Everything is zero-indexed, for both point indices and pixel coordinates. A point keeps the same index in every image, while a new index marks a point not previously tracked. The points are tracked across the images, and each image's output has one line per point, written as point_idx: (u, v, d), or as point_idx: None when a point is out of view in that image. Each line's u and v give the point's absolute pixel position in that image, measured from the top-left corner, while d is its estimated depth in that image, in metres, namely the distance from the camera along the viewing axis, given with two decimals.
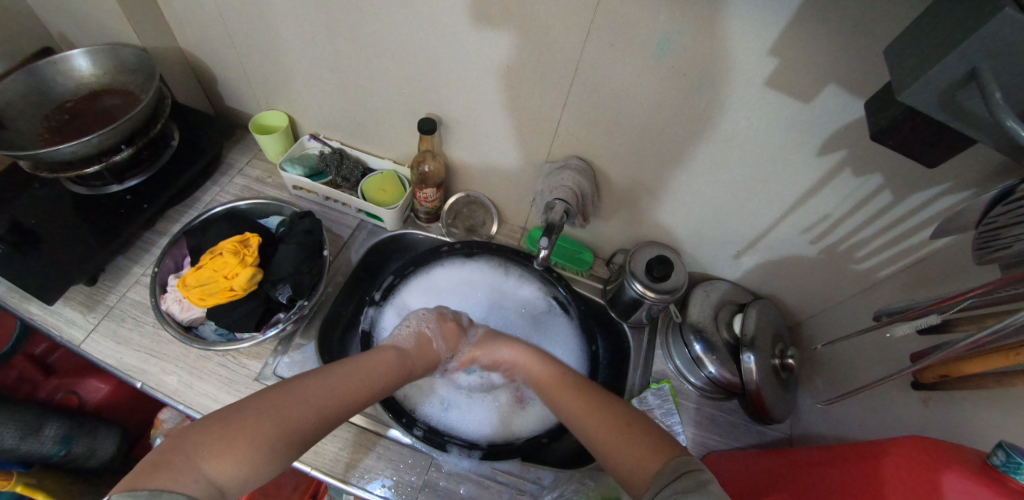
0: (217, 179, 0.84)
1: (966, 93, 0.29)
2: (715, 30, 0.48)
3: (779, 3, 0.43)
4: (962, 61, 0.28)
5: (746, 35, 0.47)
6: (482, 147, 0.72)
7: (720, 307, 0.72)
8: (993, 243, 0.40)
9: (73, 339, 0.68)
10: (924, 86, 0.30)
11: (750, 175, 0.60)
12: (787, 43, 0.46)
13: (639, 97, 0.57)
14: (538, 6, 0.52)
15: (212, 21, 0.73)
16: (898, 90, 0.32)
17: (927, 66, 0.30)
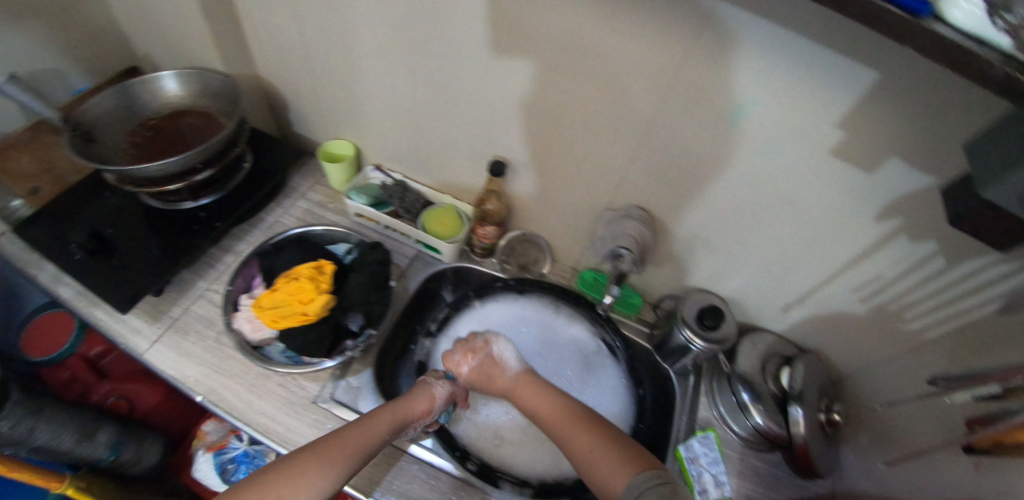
0: (281, 200, 0.87)
1: None
2: (790, 104, 0.51)
3: (852, 85, 0.47)
4: None
5: (817, 109, 0.51)
6: (543, 188, 0.76)
7: (767, 359, 0.74)
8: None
9: (136, 348, 0.69)
10: (1007, 186, 0.34)
11: (807, 233, 0.63)
12: (856, 119, 0.49)
13: (708, 155, 0.60)
14: (620, 69, 0.56)
15: (295, 53, 0.78)
16: (981, 187, 0.36)
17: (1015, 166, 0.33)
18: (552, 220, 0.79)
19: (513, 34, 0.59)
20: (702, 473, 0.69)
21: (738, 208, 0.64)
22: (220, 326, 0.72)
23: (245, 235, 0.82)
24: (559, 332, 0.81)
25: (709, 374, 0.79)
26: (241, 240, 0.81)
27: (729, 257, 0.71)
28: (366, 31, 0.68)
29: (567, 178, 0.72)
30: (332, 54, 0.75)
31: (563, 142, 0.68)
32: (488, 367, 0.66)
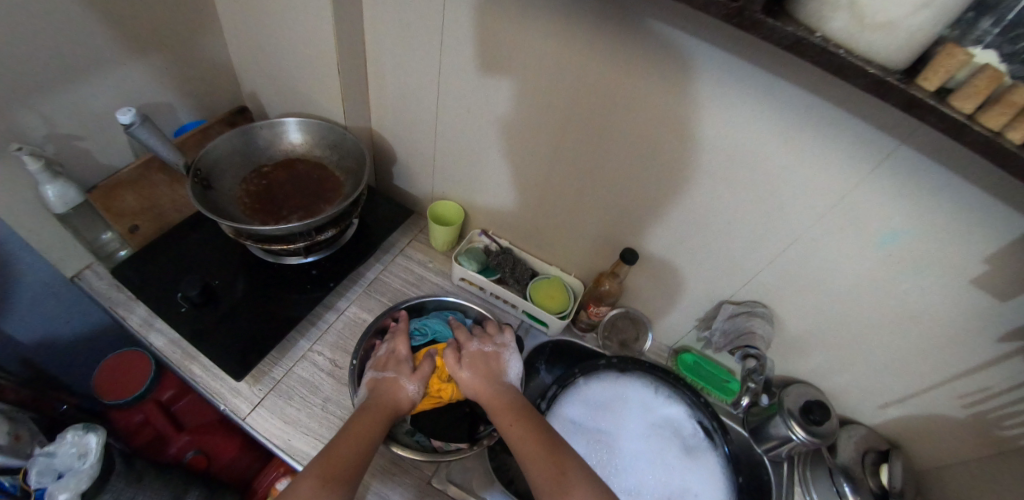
0: (381, 255, 0.84)
1: None
2: (939, 238, 0.55)
3: (1000, 232, 0.52)
4: None
5: (965, 244, 0.55)
6: (654, 268, 0.79)
7: (865, 450, 0.76)
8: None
9: (237, 412, 0.65)
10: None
11: (923, 342, 0.67)
12: (1000, 257, 0.54)
13: (843, 267, 0.64)
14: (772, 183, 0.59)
15: (422, 115, 0.81)
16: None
17: None
18: (655, 300, 0.83)
19: (668, 137, 0.61)
20: None
21: (860, 313, 0.68)
22: (326, 393, 0.69)
23: (345, 292, 0.79)
24: (660, 413, 0.79)
25: (802, 461, 0.80)
26: (342, 297, 0.78)
27: (837, 353, 0.75)
28: (509, 109, 0.71)
29: (683, 264, 0.76)
30: (464, 122, 0.77)
31: (692, 234, 0.71)
32: (488, 363, 0.66)
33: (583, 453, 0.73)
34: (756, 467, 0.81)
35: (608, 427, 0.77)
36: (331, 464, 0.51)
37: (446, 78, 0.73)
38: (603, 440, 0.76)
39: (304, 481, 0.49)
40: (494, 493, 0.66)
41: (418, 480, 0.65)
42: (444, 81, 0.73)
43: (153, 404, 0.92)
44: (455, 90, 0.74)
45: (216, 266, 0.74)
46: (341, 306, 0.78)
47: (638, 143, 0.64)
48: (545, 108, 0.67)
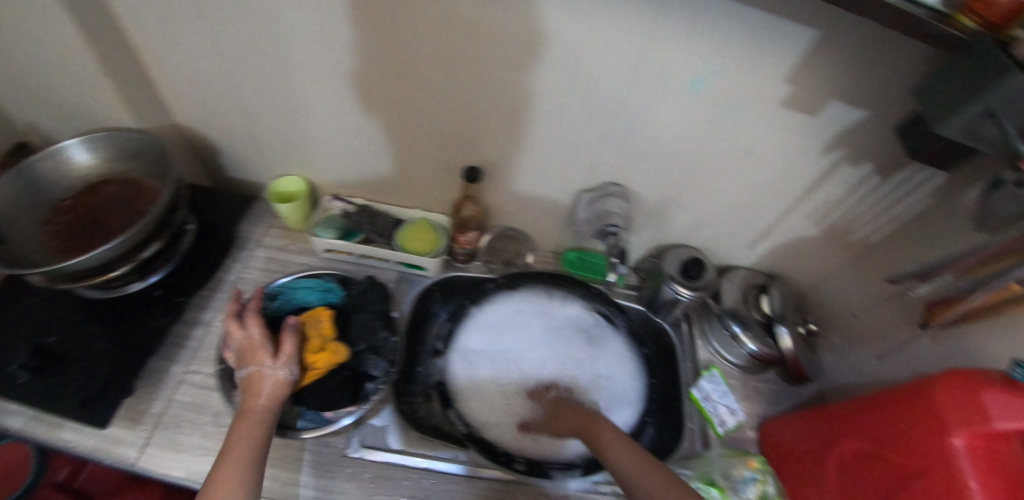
0: (237, 255, 0.80)
1: (987, 128, 0.41)
2: (745, 67, 0.57)
3: (794, 39, 0.54)
4: (982, 106, 0.40)
5: (770, 65, 0.57)
6: (512, 182, 0.78)
7: (746, 290, 0.83)
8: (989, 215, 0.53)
9: (124, 459, 0.62)
10: (954, 123, 0.43)
11: (763, 175, 0.70)
12: (802, 69, 0.57)
13: (673, 125, 0.66)
14: (578, 59, 0.58)
15: (222, 95, 0.72)
16: (934, 123, 0.45)
17: (958, 106, 0.42)
18: (526, 213, 0.84)
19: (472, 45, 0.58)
20: (717, 406, 0.78)
21: (705, 166, 0.71)
22: (215, 408, 0.67)
23: (209, 302, 0.75)
24: (560, 316, 0.82)
25: (698, 317, 0.88)
26: (206, 308, 0.74)
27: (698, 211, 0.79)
28: (306, 59, 0.63)
29: (534, 170, 0.75)
30: (269, 89, 0.69)
31: (533, 138, 0.70)
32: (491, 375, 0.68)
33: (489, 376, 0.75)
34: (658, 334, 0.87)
35: (513, 344, 0.78)
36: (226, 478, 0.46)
37: (224, 45, 0.63)
38: (511, 359, 0.77)
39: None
40: (408, 437, 0.68)
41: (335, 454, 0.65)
42: (224, 48, 0.64)
43: (49, 487, 0.97)
44: (241, 54, 0.64)
45: (49, 324, 0.68)
46: (208, 317, 0.74)
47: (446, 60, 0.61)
48: (338, 49, 0.61)
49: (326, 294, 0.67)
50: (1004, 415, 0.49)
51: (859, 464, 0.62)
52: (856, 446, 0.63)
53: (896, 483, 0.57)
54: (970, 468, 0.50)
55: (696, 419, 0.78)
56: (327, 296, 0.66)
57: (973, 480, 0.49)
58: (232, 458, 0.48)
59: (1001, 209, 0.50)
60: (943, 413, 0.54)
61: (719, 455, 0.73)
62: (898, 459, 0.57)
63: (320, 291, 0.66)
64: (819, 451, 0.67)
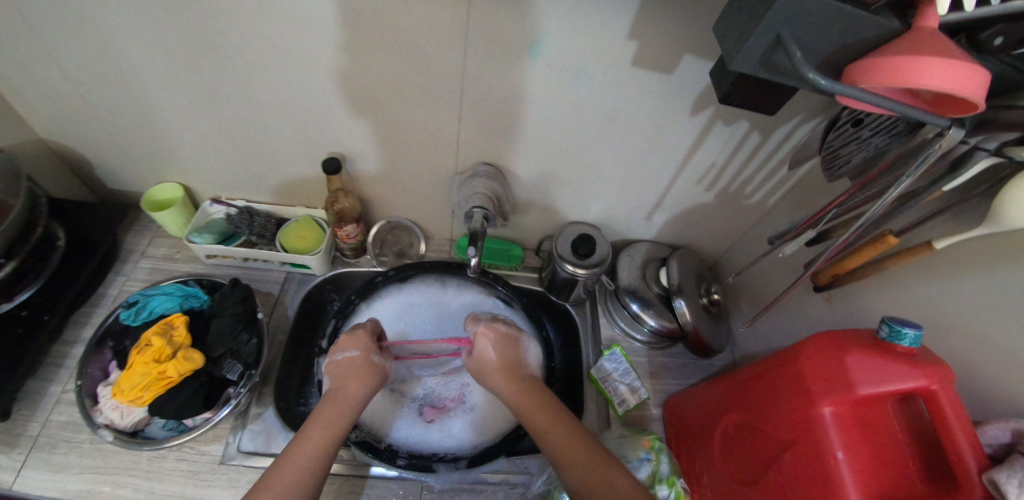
0: (119, 268, 0.79)
1: (777, 54, 0.34)
2: (586, 30, 0.53)
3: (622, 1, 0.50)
4: (767, 30, 0.32)
5: (609, 28, 0.53)
6: (392, 172, 0.77)
7: (645, 265, 0.85)
8: (835, 164, 0.53)
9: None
10: (745, 58, 0.35)
11: (641, 143, 0.69)
12: (642, 29, 0.53)
13: (530, 96, 0.62)
14: (417, 37, 0.55)
15: (72, 105, 0.68)
16: (729, 61, 0.36)
17: (744, 38, 0.34)
18: (410, 203, 0.84)
19: (301, 25, 0.54)
20: (616, 386, 0.77)
21: (577, 137, 0.69)
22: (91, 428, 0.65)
23: (89, 319, 0.73)
24: (452, 303, 0.86)
25: (602, 295, 0.88)
26: (86, 325, 0.73)
27: (582, 187, 0.78)
28: (137, 52, 0.59)
29: (411, 156, 0.74)
30: (115, 91, 0.65)
31: (405, 122, 0.67)
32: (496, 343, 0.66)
33: None
34: (562, 315, 0.90)
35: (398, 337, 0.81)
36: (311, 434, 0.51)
37: (48, 46, 0.59)
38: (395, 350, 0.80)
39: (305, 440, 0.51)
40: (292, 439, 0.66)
41: (210, 462, 0.62)
42: (54, 52, 0.60)
43: None
44: (72, 56, 0.60)
45: None
46: (88, 334, 0.72)
47: (282, 44, 0.57)
48: (164, 39, 0.57)
49: (187, 299, 0.65)
50: (870, 378, 0.46)
51: (740, 436, 0.59)
52: (737, 419, 0.60)
53: (772, 455, 0.53)
54: (838, 438, 0.47)
55: (599, 401, 0.78)
56: (186, 303, 0.65)
57: (841, 450, 0.46)
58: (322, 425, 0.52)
59: (845, 153, 0.52)
60: (809, 382, 0.50)
61: (616, 436, 0.70)
62: (772, 432, 0.54)
63: (180, 297, 0.65)
64: (709, 424, 0.65)
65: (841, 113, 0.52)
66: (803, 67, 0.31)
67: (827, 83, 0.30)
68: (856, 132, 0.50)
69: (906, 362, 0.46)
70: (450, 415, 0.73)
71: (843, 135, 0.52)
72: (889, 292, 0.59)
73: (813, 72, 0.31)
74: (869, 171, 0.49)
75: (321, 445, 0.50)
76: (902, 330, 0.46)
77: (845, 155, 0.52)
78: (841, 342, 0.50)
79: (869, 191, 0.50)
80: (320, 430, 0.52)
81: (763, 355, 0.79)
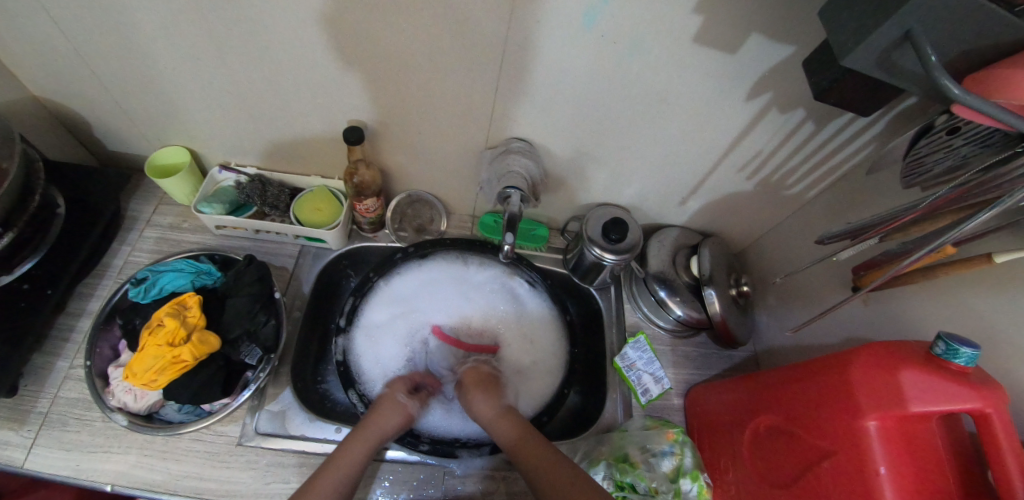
0: (124, 237, 0.75)
1: (900, 52, 0.33)
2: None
3: None
4: (897, 26, 0.31)
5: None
6: (414, 145, 0.72)
7: (676, 252, 0.81)
8: (916, 172, 0.50)
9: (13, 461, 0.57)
10: (861, 54, 0.34)
11: (686, 127, 0.65)
12: (712, 2, 0.47)
13: (575, 70, 0.57)
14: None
15: (66, 59, 0.61)
16: (840, 56, 0.36)
17: (868, 31, 0.33)
18: (431, 176, 0.79)
19: None
20: (640, 375, 0.76)
21: (617, 116, 0.64)
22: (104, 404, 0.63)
23: (95, 291, 0.70)
24: (475, 281, 0.82)
25: (629, 280, 0.86)
26: (93, 297, 0.69)
27: (615, 169, 0.74)
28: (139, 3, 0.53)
29: (436, 129, 0.68)
30: (114, 45, 0.59)
31: (436, 90, 0.62)
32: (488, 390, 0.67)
33: (395, 347, 0.75)
34: (585, 299, 0.88)
35: (422, 313, 0.78)
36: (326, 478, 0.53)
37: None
38: (417, 325, 0.78)
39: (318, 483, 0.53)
40: (310, 421, 0.65)
41: (228, 444, 0.60)
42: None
43: None
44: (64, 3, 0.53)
45: None
46: (95, 307, 0.69)
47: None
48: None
49: (199, 276, 0.62)
50: (921, 397, 0.45)
51: (772, 438, 0.58)
52: (770, 421, 0.59)
53: (808, 462, 0.53)
54: (881, 453, 0.46)
55: (620, 389, 0.76)
56: (199, 280, 0.61)
57: (883, 465, 0.45)
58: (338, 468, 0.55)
59: (929, 161, 0.49)
60: (857, 394, 0.49)
61: (638, 428, 0.69)
62: (809, 439, 0.53)
63: (190, 274, 0.61)
64: (738, 423, 0.64)
65: (937, 119, 0.47)
66: (937, 72, 0.30)
67: (960, 93, 0.30)
68: (949, 141, 0.46)
69: (961, 383, 0.44)
70: None
71: (935, 142, 0.47)
72: (937, 299, 0.57)
73: (948, 79, 0.30)
74: (967, 182, 0.44)
75: (349, 469, 0.55)
76: (959, 349, 0.44)
77: (928, 163, 0.49)
78: (893, 355, 0.49)
79: (948, 209, 0.47)
80: (350, 455, 0.56)
81: (788, 350, 0.78)
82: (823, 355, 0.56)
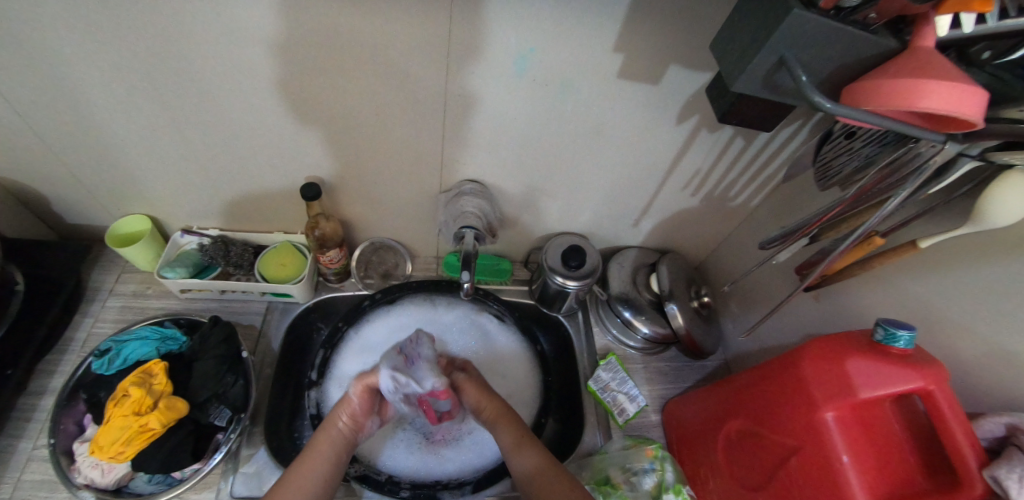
0: (86, 309, 0.75)
1: (780, 74, 0.37)
2: (571, 43, 0.52)
3: (608, 14, 0.49)
4: (772, 52, 0.35)
5: (595, 41, 0.52)
6: (374, 193, 0.75)
7: (635, 271, 0.85)
8: (829, 173, 0.55)
9: None
10: (747, 78, 0.38)
11: (628, 153, 0.69)
12: (627, 41, 0.52)
13: (516, 111, 0.61)
14: (397, 55, 0.54)
15: (23, 139, 0.63)
16: (731, 82, 0.40)
17: (750, 59, 0.37)
18: (392, 222, 0.81)
19: (273, 46, 0.52)
20: (615, 395, 0.77)
21: (562, 149, 0.68)
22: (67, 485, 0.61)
23: (58, 367, 0.68)
24: (446, 321, 0.83)
25: (594, 303, 0.88)
26: (55, 374, 0.68)
27: (569, 198, 0.78)
28: (95, 81, 0.56)
29: (393, 176, 0.71)
30: (71, 122, 0.61)
31: (388, 140, 0.65)
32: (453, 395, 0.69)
33: None
34: (555, 327, 0.89)
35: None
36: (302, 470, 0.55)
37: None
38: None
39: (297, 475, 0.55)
40: None
41: None
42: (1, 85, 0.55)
43: None
44: (20, 87, 0.56)
45: None
46: (57, 384, 0.67)
47: (255, 66, 0.54)
48: (123, 65, 0.54)
49: (164, 342, 0.62)
50: (870, 382, 0.47)
51: (745, 442, 0.59)
52: (740, 425, 0.60)
53: (778, 461, 0.54)
54: (843, 442, 0.48)
55: (598, 411, 0.77)
56: (164, 346, 0.61)
57: (845, 453, 0.47)
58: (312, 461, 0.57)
59: (838, 164, 0.54)
60: (812, 388, 0.51)
61: (618, 448, 0.70)
62: (776, 438, 0.54)
63: (156, 341, 0.61)
64: (712, 430, 0.65)
65: (834, 127, 0.54)
66: (808, 90, 0.34)
67: (831, 107, 0.33)
68: (849, 144, 0.52)
69: (902, 364, 0.47)
70: (450, 438, 0.72)
71: (836, 146, 0.54)
72: (877, 290, 0.60)
73: (819, 96, 0.34)
74: (867, 182, 0.49)
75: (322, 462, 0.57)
76: (897, 332, 0.47)
77: (835, 167, 0.54)
78: (839, 346, 0.51)
79: (862, 205, 0.51)
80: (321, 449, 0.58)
81: (756, 354, 0.80)
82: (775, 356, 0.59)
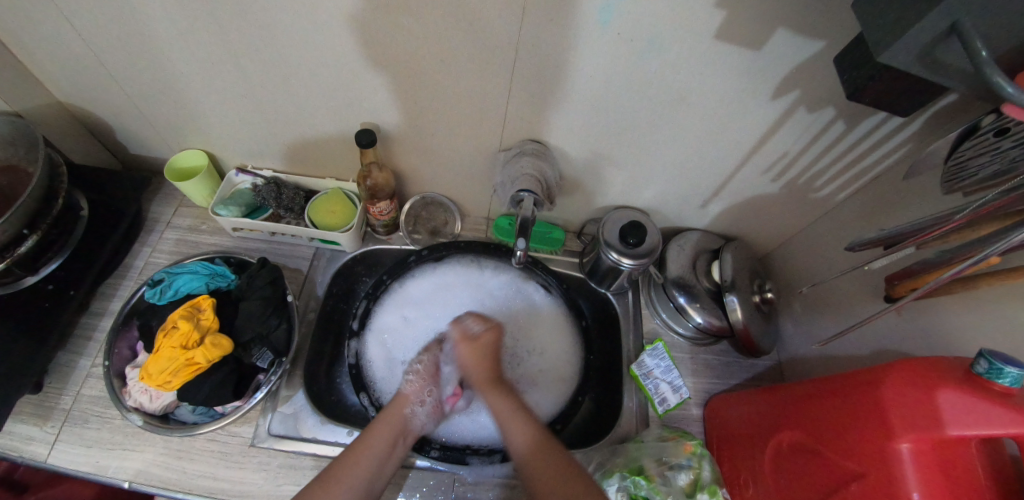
0: (145, 239, 0.77)
1: (946, 43, 0.30)
2: None
3: None
4: (943, 17, 0.28)
5: None
6: (428, 147, 0.71)
7: (696, 257, 0.78)
8: (961, 175, 0.47)
9: (36, 456, 0.60)
10: (899, 49, 0.32)
11: (707, 127, 0.62)
12: None
13: (591, 68, 0.55)
14: None
15: (87, 64, 0.63)
16: (876, 52, 0.33)
17: (906, 27, 0.30)
18: (444, 178, 0.78)
19: None
20: (657, 384, 0.74)
21: (633, 115, 0.62)
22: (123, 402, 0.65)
23: (116, 291, 0.73)
24: (490, 285, 0.81)
25: (647, 285, 0.83)
26: (113, 297, 0.72)
27: (633, 170, 0.72)
28: (152, 9, 0.53)
29: (448, 130, 0.68)
30: (134, 52, 0.60)
31: (445, 92, 0.61)
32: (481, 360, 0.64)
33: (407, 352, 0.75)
34: (600, 303, 0.86)
35: (436, 318, 0.78)
36: (351, 462, 0.53)
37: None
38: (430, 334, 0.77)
39: (351, 465, 0.53)
40: (323, 423, 0.65)
41: (242, 444, 0.61)
42: (67, 6, 0.54)
43: None
44: (85, 12, 0.55)
45: None
46: (115, 307, 0.72)
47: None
48: None
49: (214, 279, 0.63)
50: (962, 419, 0.41)
51: (797, 456, 0.55)
52: (794, 438, 0.56)
53: (830, 482, 0.50)
54: (914, 477, 0.43)
55: (636, 397, 0.74)
56: (213, 282, 0.63)
57: (916, 491, 0.42)
58: (362, 452, 0.54)
59: (973, 166, 0.46)
60: (890, 415, 0.45)
61: (655, 439, 0.67)
62: (835, 459, 0.50)
63: (206, 276, 0.63)
64: (761, 437, 0.62)
65: (983, 119, 0.43)
66: (987, 67, 0.27)
67: (1016, 92, 0.27)
68: (996, 142, 0.42)
69: (1004, 405, 0.40)
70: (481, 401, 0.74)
71: (980, 144, 0.44)
72: (973, 310, 0.52)
73: (999, 75, 0.27)
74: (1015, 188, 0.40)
75: (371, 454, 0.55)
76: (1004, 368, 0.40)
77: (971, 168, 0.46)
78: (927, 372, 0.45)
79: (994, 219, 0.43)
80: (374, 442, 0.56)
81: (815, 362, 0.74)
82: (855, 370, 0.53)
